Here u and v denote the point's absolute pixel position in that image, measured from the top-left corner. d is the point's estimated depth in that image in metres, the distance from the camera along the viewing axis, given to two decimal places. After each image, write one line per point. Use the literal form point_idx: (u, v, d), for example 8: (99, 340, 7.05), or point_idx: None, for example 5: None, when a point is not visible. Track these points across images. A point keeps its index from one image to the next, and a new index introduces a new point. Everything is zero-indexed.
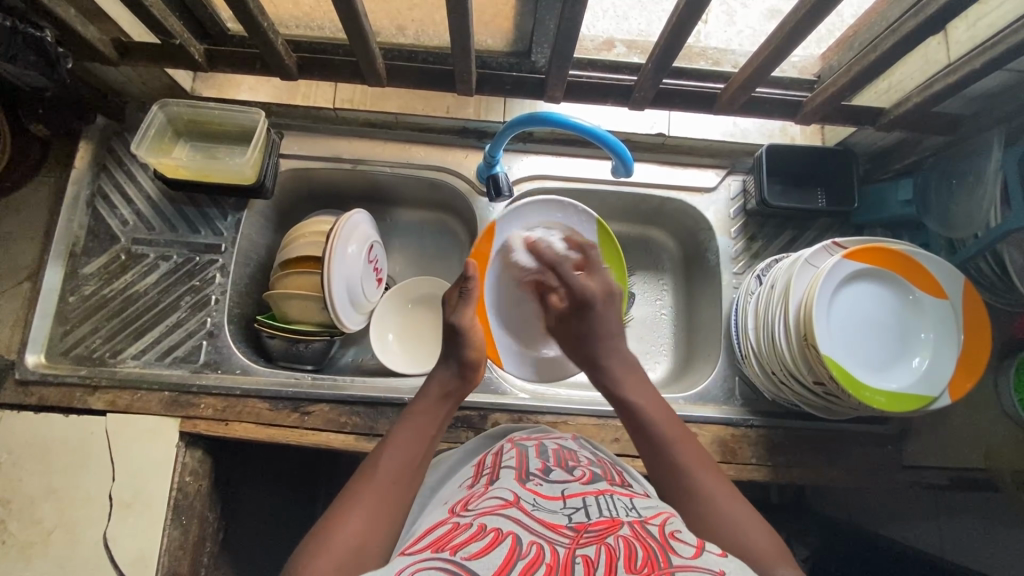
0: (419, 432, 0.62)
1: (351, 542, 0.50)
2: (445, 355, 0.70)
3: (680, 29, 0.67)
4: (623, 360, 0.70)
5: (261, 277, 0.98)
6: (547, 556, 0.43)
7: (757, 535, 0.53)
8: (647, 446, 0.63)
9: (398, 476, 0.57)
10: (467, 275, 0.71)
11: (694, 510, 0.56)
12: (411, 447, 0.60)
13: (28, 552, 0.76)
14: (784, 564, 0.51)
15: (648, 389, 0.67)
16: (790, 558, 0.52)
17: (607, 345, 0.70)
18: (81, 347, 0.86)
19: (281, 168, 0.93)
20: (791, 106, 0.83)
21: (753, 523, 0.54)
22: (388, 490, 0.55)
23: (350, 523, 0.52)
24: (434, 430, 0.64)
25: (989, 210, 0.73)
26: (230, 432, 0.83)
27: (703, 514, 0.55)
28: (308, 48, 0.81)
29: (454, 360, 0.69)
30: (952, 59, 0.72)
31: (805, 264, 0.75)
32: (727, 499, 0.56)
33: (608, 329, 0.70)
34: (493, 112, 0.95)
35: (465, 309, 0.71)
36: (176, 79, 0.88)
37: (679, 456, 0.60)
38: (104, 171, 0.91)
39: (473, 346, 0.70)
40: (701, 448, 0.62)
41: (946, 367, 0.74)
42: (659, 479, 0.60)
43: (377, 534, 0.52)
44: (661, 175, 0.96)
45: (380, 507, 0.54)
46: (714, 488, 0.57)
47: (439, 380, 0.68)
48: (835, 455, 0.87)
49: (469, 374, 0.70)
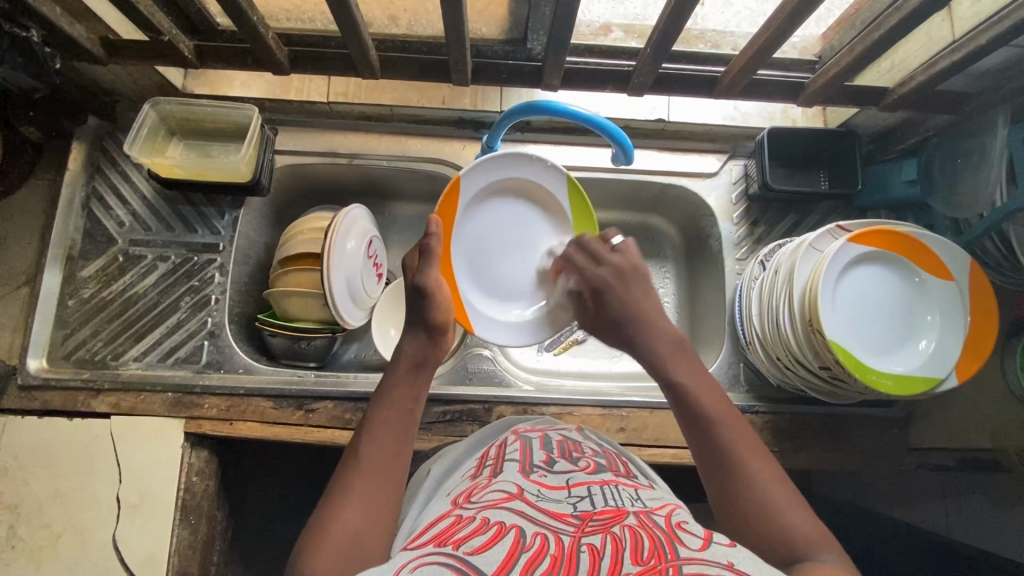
0: (398, 407, 0.60)
1: (348, 533, 0.50)
2: (411, 320, 0.67)
3: (679, 10, 0.66)
4: (669, 337, 0.66)
5: (261, 276, 0.97)
6: (552, 547, 0.42)
7: (795, 515, 0.51)
8: (695, 432, 0.58)
9: (382, 459, 0.56)
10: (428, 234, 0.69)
11: (755, 516, 0.52)
12: (387, 432, 0.58)
13: (38, 556, 0.76)
14: (830, 549, 0.50)
15: (694, 364, 0.63)
16: (833, 538, 0.51)
17: (637, 318, 0.67)
18: (82, 350, 0.86)
19: (277, 164, 0.93)
20: (792, 87, 0.82)
21: (801, 508, 0.52)
22: (379, 476, 0.55)
23: (345, 513, 0.51)
24: (412, 404, 0.61)
25: (995, 188, 0.72)
26: (234, 431, 0.83)
27: (762, 516, 0.52)
28: (299, 42, 0.79)
29: (420, 325, 0.66)
30: (956, 35, 0.70)
31: (809, 247, 0.74)
32: (784, 492, 0.53)
33: (638, 304, 0.68)
34: (490, 102, 0.93)
35: (428, 268, 0.68)
36: (168, 77, 0.87)
37: (732, 443, 0.56)
38: (98, 173, 0.91)
39: (440, 305, 0.67)
40: (751, 428, 0.58)
41: (955, 349, 0.73)
42: (710, 476, 0.56)
43: (376, 523, 0.52)
44: (662, 162, 0.96)
45: (371, 494, 0.53)
46: (762, 472, 0.54)
47: (409, 349, 0.65)
48: (841, 439, 0.87)
49: (439, 339, 0.67)
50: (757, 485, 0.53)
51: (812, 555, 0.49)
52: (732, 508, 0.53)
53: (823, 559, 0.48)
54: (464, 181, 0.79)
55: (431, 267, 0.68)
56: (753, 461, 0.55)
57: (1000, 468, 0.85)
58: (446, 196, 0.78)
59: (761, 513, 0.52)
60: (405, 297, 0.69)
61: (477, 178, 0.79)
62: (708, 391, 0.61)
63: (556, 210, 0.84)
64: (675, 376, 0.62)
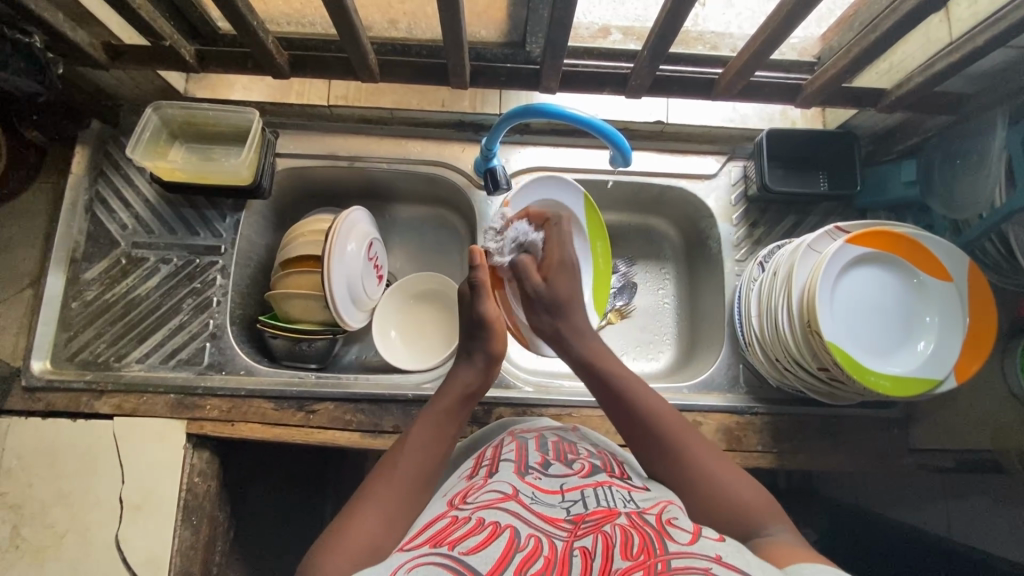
0: (442, 430, 0.62)
1: (368, 538, 0.50)
2: (470, 351, 0.68)
3: (675, 12, 0.66)
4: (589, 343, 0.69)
5: (262, 278, 0.97)
6: (545, 549, 0.43)
7: (738, 489, 0.55)
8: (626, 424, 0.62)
9: (418, 475, 0.57)
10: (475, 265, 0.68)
11: (699, 496, 0.55)
12: (428, 450, 0.60)
13: (42, 556, 0.77)
14: (776, 519, 0.52)
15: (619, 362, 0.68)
16: (779, 510, 0.53)
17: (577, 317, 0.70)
18: (86, 352, 0.86)
19: (278, 167, 0.93)
20: (791, 89, 0.82)
21: (743, 479, 0.55)
22: (407, 485, 0.56)
23: (367, 518, 0.52)
24: (455, 429, 0.63)
25: (995, 187, 0.72)
26: (236, 432, 0.84)
27: (703, 495, 0.55)
28: (299, 45, 0.81)
29: (480, 356, 0.68)
30: (954, 36, 0.71)
31: (807, 249, 0.74)
32: (724, 469, 0.56)
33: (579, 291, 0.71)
34: (489, 105, 0.94)
35: (484, 300, 0.68)
36: (169, 81, 0.88)
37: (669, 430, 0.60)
38: (101, 176, 0.91)
39: (498, 337, 0.68)
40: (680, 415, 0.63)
41: (953, 350, 0.73)
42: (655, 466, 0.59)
43: (394, 532, 0.52)
44: (660, 164, 0.96)
45: (395, 504, 0.54)
46: (700, 450, 0.58)
47: (464, 377, 0.67)
48: (841, 440, 0.87)
49: (495, 369, 0.68)
50: (697, 467, 0.57)
51: (761, 526, 0.51)
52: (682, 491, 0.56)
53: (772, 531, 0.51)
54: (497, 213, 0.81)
55: (488, 299, 0.68)
56: (691, 447, 0.58)
57: (999, 469, 0.85)
58: None
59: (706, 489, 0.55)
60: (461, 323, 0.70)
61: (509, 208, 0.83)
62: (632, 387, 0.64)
63: (573, 228, 0.90)
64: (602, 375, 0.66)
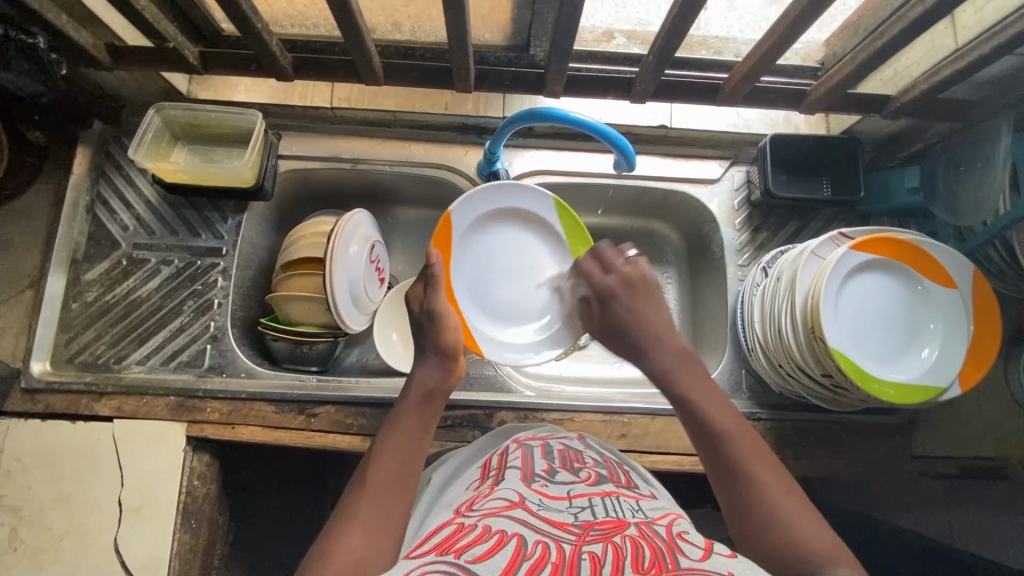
0: (410, 433, 0.62)
1: (350, 556, 0.49)
2: (422, 348, 0.71)
3: (681, 18, 0.66)
4: (677, 353, 0.68)
5: (264, 280, 0.97)
6: (553, 556, 0.42)
7: (813, 528, 0.51)
8: (707, 447, 0.59)
9: (393, 484, 0.57)
10: (429, 264, 0.73)
11: (773, 530, 0.51)
12: (399, 455, 0.59)
13: (40, 559, 0.76)
14: (847, 561, 0.49)
15: (707, 382, 0.65)
16: (850, 554, 0.50)
17: (643, 329, 0.69)
18: (86, 354, 0.86)
19: (281, 169, 0.93)
20: (795, 95, 0.82)
21: (812, 523, 0.51)
22: (384, 495, 0.55)
23: (351, 536, 0.51)
24: (423, 430, 0.63)
25: (1000, 196, 0.72)
26: (236, 436, 0.83)
27: (776, 531, 0.51)
28: (303, 48, 0.80)
29: (432, 350, 0.70)
30: (959, 44, 0.71)
31: (811, 254, 0.74)
32: (795, 505, 0.53)
33: (638, 309, 0.70)
34: (492, 108, 0.94)
35: (435, 294, 0.72)
36: (172, 82, 0.88)
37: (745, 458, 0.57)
38: (102, 177, 0.91)
39: (447, 330, 0.71)
40: (765, 444, 0.59)
41: (956, 358, 0.73)
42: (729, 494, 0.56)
43: (380, 545, 0.51)
44: (664, 168, 0.96)
45: (375, 517, 0.53)
46: (772, 483, 0.55)
47: (423, 375, 0.68)
48: (843, 446, 0.86)
49: (451, 365, 0.69)
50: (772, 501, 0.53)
51: (825, 568, 0.47)
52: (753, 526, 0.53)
53: (839, 571, 0.47)
54: (457, 214, 0.82)
55: (437, 292, 0.72)
56: (767, 480, 0.55)
57: (1002, 476, 0.84)
58: (441, 227, 0.81)
59: (773, 527, 0.51)
60: (414, 323, 0.73)
61: (472, 210, 0.83)
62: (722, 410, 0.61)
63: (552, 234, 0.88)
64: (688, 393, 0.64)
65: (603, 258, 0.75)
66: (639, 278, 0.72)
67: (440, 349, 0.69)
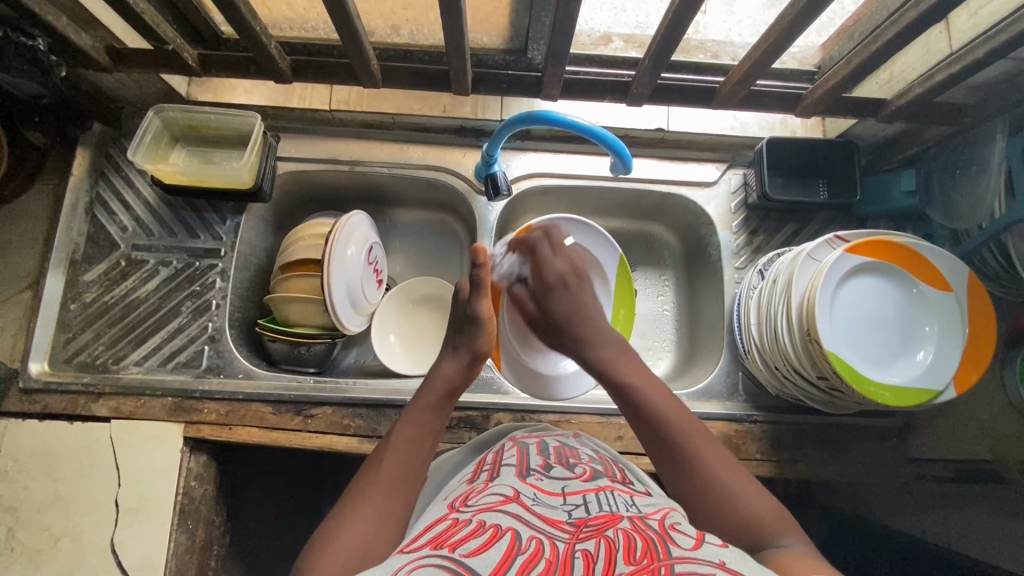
0: (422, 428, 0.61)
1: (355, 542, 0.50)
2: (456, 343, 0.69)
3: (677, 23, 0.67)
4: (608, 339, 0.71)
5: (262, 281, 0.97)
6: (546, 551, 0.42)
7: (752, 497, 0.53)
8: (644, 427, 0.61)
9: (402, 477, 0.57)
10: (475, 263, 0.67)
11: (711, 501, 0.54)
12: (409, 450, 0.59)
13: (37, 559, 0.76)
14: (789, 531, 0.51)
15: (636, 365, 0.67)
16: (793, 523, 0.52)
17: (578, 316, 0.73)
18: (84, 354, 0.86)
19: (279, 171, 0.93)
20: (792, 99, 0.83)
21: (752, 492, 0.54)
22: (392, 487, 0.55)
23: (356, 524, 0.51)
24: (437, 426, 0.63)
25: (994, 201, 0.72)
26: (233, 437, 0.83)
27: (717, 503, 0.53)
28: (302, 51, 0.81)
29: (466, 351, 0.68)
30: (954, 48, 0.71)
31: (807, 257, 0.74)
32: (734, 476, 0.55)
33: (577, 303, 0.74)
34: (490, 111, 0.95)
35: (484, 298, 0.68)
36: (171, 84, 0.89)
37: (682, 434, 0.59)
38: (102, 178, 0.91)
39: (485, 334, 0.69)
40: (698, 420, 0.61)
41: (952, 361, 0.73)
42: (667, 469, 0.58)
43: (384, 533, 0.52)
44: (661, 171, 0.96)
45: (383, 505, 0.54)
46: (707, 455, 0.57)
47: (445, 372, 0.66)
48: (840, 449, 0.87)
49: (477, 365, 0.69)
50: (709, 473, 0.55)
51: (772, 541, 0.50)
52: (692, 500, 0.55)
53: (783, 543, 0.49)
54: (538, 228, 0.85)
55: (488, 298, 0.68)
56: (705, 452, 0.57)
57: (998, 479, 0.84)
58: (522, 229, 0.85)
59: (716, 497, 0.54)
60: (455, 318, 0.70)
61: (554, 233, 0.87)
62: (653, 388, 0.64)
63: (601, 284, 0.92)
64: (620, 376, 0.66)
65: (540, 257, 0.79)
66: (571, 271, 0.78)
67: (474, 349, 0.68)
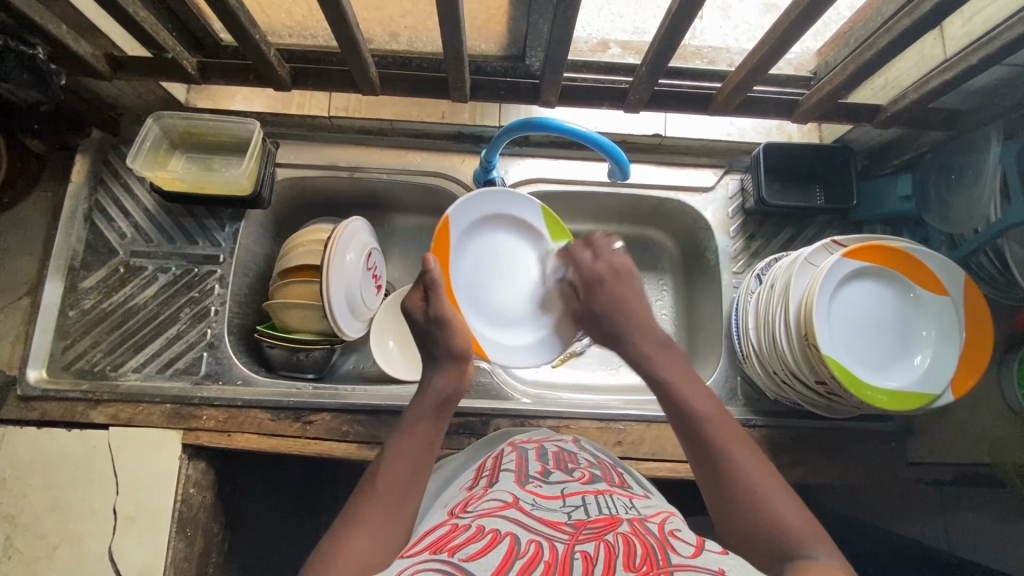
0: (420, 439, 0.61)
1: (355, 556, 0.50)
2: (434, 353, 0.68)
3: (674, 30, 0.67)
4: (657, 339, 0.68)
5: (261, 287, 0.98)
6: (545, 553, 0.42)
7: (786, 505, 0.53)
8: (683, 428, 0.61)
9: (402, 490, 0.57)
10: (427, 271, 0.68)
11: (741, 506, 0.54)
12: (410, 460, 0.59)
13: (34, 567, 0.76)
14: (821, 542, 0.51)
15: (680, 361, 0.66)
16: (826, 536, 0.51)
17: (630, 318, 0.69)
18: (82, 361, 0.86)
19: (278, 177, 0.94)
20: (788, 105, 0.83)
21: (787, 501, 0.53)
22: (391, 500, 0.56)
23: (354, 541, 0.51)
24: (433, 437, 0.63)
25: (989, 202, 0.73)
26: (232, 443, 0.83)
27: (748, 508, 0.54)
28: (300, 58, 0.81)
29: (446, 357, 0.67)
30: (948, 54, 0.72)
31: (805, 262, 0.74)
32: (770, 483, 0.55)
33: (624, 298, 0.70)
34: (488, 117, 0.95)
35: (437, 299, 0.68)
36: (171, 93, 0.90)
37: (719, 442, 0.58)
38: (100, 185, 0.91)
39: (459, 333, 0.68)
40: (735, 422, 0.61)
41: (950, 364, 0.74)
42: (703, 471, 0.58)
43: (385, 545, 0.52)
44: (659, 176, 0.96)
45: (384, 517, 0.54)
46: (743, 459, 0.57)
47: (439, 383, 0.66)
48: (839, 452, 0.87)
49: (465, 367, 0.68)
50: (744, 480, 0.55)
51: (802, 549, 0.50)
52: (725, 505, 0.55)
53: (812, 553, 0.49)
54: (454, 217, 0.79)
55: (442, 299, 0.68)
56: (739, 457, 0.57)
57: (997, 483, 0.84)
58: (438, 235, 0.78)
59: (749, 505, 0.54)
60: (420, 332, 0.69)
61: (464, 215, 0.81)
62: (692, 388, 0.63)
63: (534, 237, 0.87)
64: (659, 373, 0.65)
65: (579, 261, 0.74)
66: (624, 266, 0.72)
67: (455, 354, 0.67)
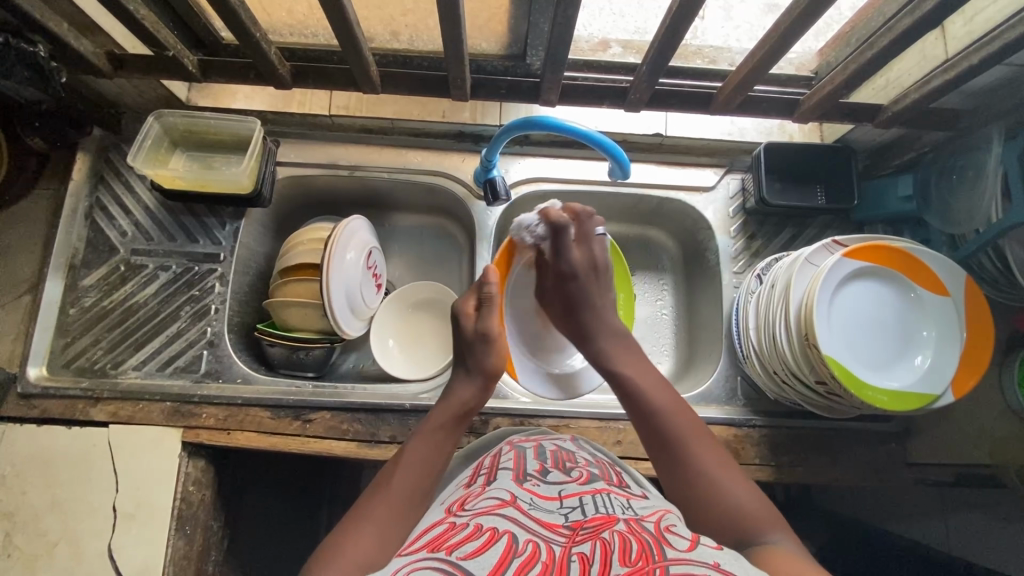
0: (437, 446, 0.62)
1: (356, 556, 0.50)
2: (468, 367, 0.70)
3: (674, 29, 0.67)
4: (618, 336, 0.72)
5: (261, 286, 0.98)
6: (543, 554, 0.42)
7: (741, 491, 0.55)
8: (640, 420, 0.63)
9: (411, 493, 0.57)
10: (488, 282, 0.72)
11: (697, 492, 0.56)
12: (425, 465, 0.60)
13: (34, 564, 0.76)
14: (778, 528, 0.52)
15: (636, 356, 0.69)
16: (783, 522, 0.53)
17: (601, 320, 0.73)
18: (82, 358, 0.86)
19: (279, 176, 0.94)
20: (789, 104, 0.83)
21: (743, 488, 0.55)
22: (399, 503, 0.56)
23: (356, 541, 0.51)
24: (449, 447, 0.63)
25: (991, 202, 0.72)
26: (232, 441, 0.83)
27: (704, 493, 0.55)
28: (302, 57, 0.82)
29: (479, 373, 0.69)
30: (950, 54, 0.72)
31: (805, 262, 0.74)
32: (725, 468, 0.57)
33: (598, 300, 0.74)
34: (489, 117, 0.95)
35: (489, 315, 0.71)
36: (171, 90, 0.89)
37: (674, 430, 0.60)
38: (102, 183, 0.91)
39: (496, 354, 0.70)
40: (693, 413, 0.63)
41: (950, 364, 0.74)
42: (659, 460, 0.60)
43: (385, 545, 0.52)
44: (659, 176, 0.96)
45: (388, 518, 0.54)
46: (700, 447, 0.59)
47: (461, 395, 0.68)
48: (839, 453, 0.87)
49: (490, 386, 0.70)
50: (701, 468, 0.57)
51: (762, 534, 0.51)
52: (681, 490, 0.57)
53: (772, 538, 0.51)
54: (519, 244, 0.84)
55: (493, 315, 0.71)
56: (695, 445, 0.59)
57: (997, 484, 0.84)
58: (501, 254, 0.84)
59: (705, 491, 0.55)
60: (462, 342, 0.71)
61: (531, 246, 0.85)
62: (647, 379, 0.66)
63: None
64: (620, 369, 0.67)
65: (563, 243, 0.75)
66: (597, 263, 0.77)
67: (488, 374, 0.69)
